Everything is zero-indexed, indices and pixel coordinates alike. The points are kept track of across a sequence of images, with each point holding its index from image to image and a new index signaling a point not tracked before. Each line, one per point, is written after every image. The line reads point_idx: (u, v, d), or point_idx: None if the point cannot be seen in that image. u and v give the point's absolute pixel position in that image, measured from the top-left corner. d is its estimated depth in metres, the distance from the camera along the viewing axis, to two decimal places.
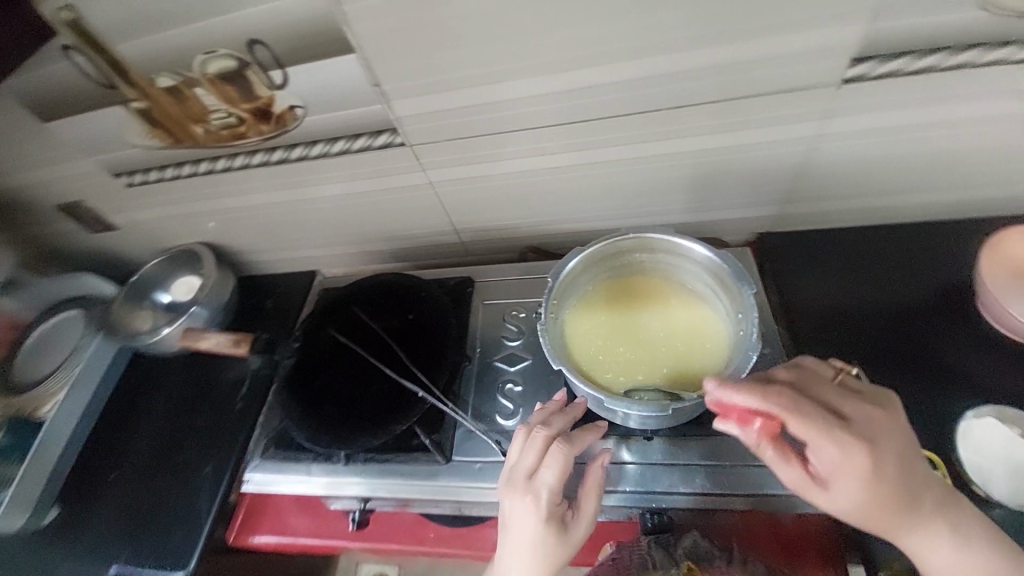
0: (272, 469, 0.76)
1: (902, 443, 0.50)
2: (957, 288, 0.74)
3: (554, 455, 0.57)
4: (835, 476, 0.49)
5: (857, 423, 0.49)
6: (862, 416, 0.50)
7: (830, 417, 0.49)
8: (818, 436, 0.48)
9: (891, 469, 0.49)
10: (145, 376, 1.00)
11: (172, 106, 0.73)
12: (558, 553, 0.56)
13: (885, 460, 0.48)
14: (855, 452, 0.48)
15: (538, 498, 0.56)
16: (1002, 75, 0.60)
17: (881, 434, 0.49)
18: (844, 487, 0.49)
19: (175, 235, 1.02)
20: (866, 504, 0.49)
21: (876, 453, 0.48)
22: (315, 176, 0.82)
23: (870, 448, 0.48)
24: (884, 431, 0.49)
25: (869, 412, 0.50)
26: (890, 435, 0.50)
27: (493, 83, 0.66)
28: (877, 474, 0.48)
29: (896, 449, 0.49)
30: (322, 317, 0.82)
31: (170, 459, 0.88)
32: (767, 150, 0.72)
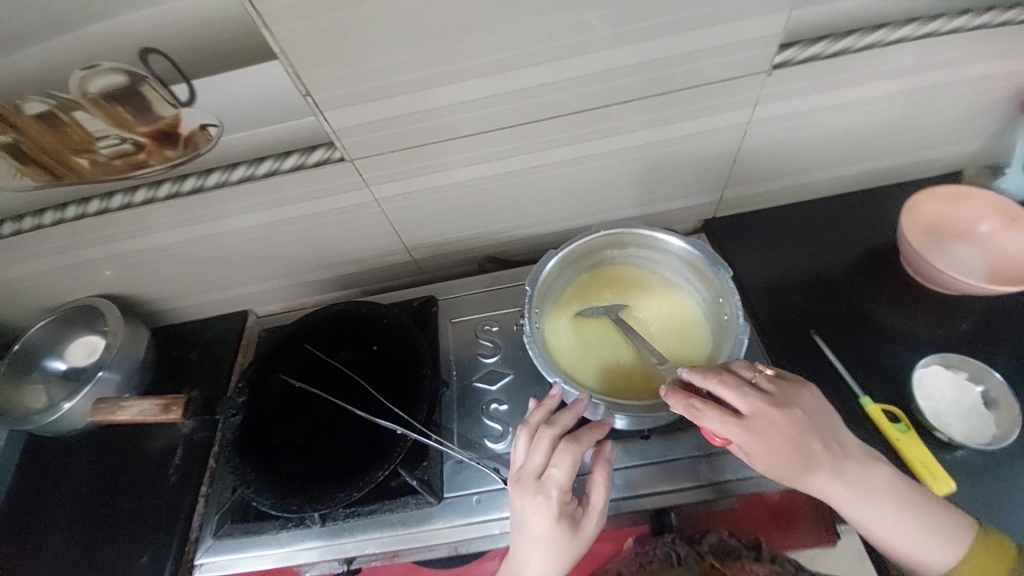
0: (231, 548, 0.65)
1: (803, 434, 0.53)
2: (880, 252, 0.82)
3: (564, 451, 0.53)
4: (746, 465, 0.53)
5: (759, 423, 0.52)
6: (766, 414, 0.52)
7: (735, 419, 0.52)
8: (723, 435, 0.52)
9: (793, 456, 0.52)
10: (38, 464, 0.81)
11: (46, 138, 0.61)
12: (570, 551, 0.53)
13: (785, 450, 0.52)
14: (758, 447, 0.51)
15: (549, 499, 0.52)
16: (901, 54, 0.67)
17: (779, 431, 0.52)
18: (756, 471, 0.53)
19: (65, 289, 0.85)
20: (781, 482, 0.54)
21: (774, 448, 0.51)
22: (240, 205, 0.72)
23: (769, 444, 0.51)
24: (784, 426, 0.52)
25: (775, 413, 0.52)
26: (790, 428, 0.52)
27: (438, 87, 0.61)
28: (779, 462, 0.52)
29: (796, 440, 0.52)
30: (266, 364, 0.72)
31: (88, 560, 0.72)
32: (711, 137, 0.75)
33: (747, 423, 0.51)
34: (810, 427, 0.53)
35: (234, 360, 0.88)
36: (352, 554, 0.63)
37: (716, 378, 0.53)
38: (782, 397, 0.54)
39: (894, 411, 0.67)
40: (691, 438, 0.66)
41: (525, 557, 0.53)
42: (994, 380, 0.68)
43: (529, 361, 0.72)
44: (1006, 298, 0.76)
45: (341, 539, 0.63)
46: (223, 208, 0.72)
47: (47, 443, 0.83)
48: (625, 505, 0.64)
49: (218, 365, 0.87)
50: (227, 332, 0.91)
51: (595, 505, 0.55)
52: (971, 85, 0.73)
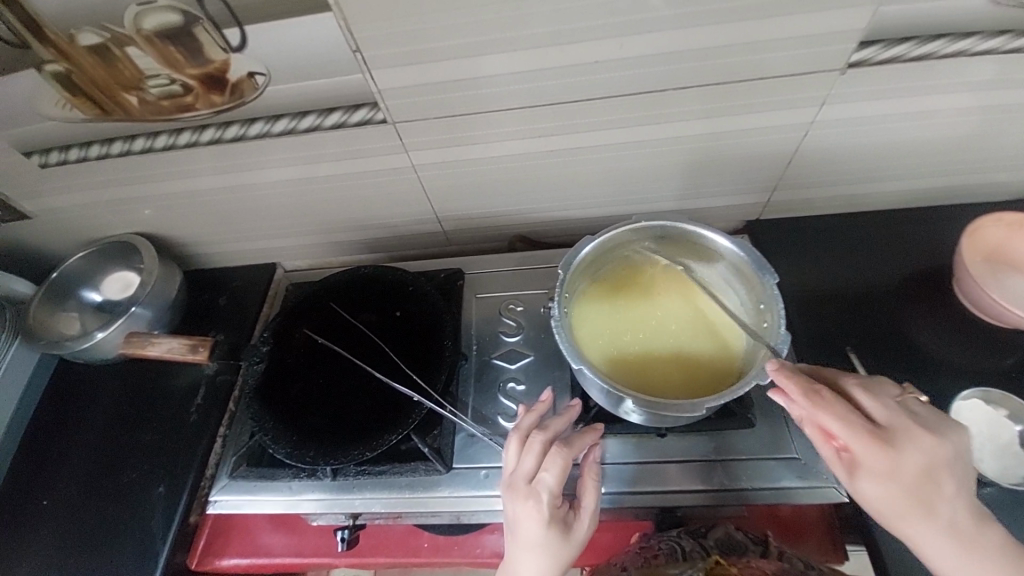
0: (245, 489, 0.68)
1: (928, 468, 0.48)
2: (929, 274, 0.78)
3: (554, 456, 0.54)
4: (863, 471, 0.49)
5: (894, 438, 0.49)
6: (904, 430, 0.50)
7: (867, 424, 0.50)
8: (852, 439, 0.49)
9: (925, 483, 0.48)
10: (73, 386, 0.86)
11: (97, 70, 0.61)
12: (562, 554, 0.54)
13: (913, 471, 0.48)
14: (888, 459, 0.48)
15: (541, 502, 0.53)
16: (987, 66, 0.62)
17: (916, 451, 0.49)
18: (869, 487, 0.50)
19: (105, 224, 0.87)
20: (902, 498, 0.48)
21: (904, 466, 0.48)
22: (279, 157, 0.72)
23: (900, 461, 0.48)
24: (923, 451, 0.49)
25: (910, 431, 0.49)
26: (928, 462, 0.48)
27: (489, 55, 0.59)
28: (904, 486, 0.48)
29: (925, 470, 0.48)
30: (292, 319, 0.73)
31: (112, 482, 0.76)
32: (766, 135, 0.71)
33: (881, 433, 0.49)
34: (948, 466, 0.49)
35: (259, 311, 0.90)
36: (358, 511, 0.64)
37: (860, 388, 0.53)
38: (926, 424, 0.51)
39: None
40: (706, 441, 0.65)
41: (517, 558, 0.53)
42: None
43: (551, 345, 0.72)
44: None
45: (349, 495, 0.65)
46: (262, 159, 0.72)
47: (83, 368, 0.87)
48: (631, 499, 0.64)
49: (245, 313, 0.89)
50: (256, 282, 0.93)
51: (586, 508, 0.57)
52: None
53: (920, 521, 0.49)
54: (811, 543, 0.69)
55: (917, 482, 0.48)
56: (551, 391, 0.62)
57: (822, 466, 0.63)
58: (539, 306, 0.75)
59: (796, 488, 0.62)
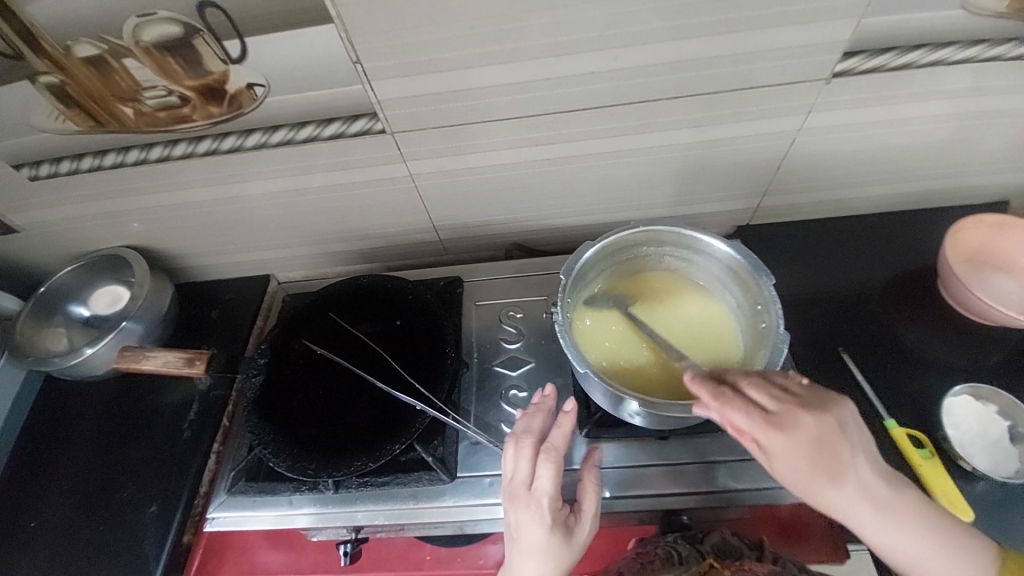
0: (244, 505, 0.66)
1: (825, 448, 0.48)
2: (914, 275, 0.81)
3: (547, 461, 0.55)
4: (771, 465, 0.50)
5: (785, 423, 0.49)
6: (795, 411, 0.49)
7: (759, 410, 0.49)
8: (746, 431, 0.49)
9: (824, 464, 0.48)
10: (60, 404, 0.83)
11: (93, 82, 0.60)
12: (567, 558, 0.54)
13: (813, 458, 0.48)
14: (783, 443, 0.48)
15: (540, 507, 0.54)
16: (962, 75, 0.65)
17: (808, 431, 0.48)
18: (775, 472, 0.50)
19: (95, 237, 0.86)
20: (808, 485, 0.49)
21: (801, 449, 0.48)
22: (276, 168, 0.72)
23: (797, 444, 0.48)
24: (815, 431, 0.48)
25: (801, 417, 0.49)
26: (822, 442, 0.48)
27: (488, 65, 0.60)
28: (807, 469, 0.48)
29: (822, 453, 0.48)
30: (289, 329, 0.72)
31: (102, 503, 0.74)
32: (755, 142, 0.73)
33: (772, 418, 0.49)
34: (846, 441, 0.49)
35: (253, 323, 0.89)
36: (361, 524, 0.63)
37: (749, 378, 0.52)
38: (816, 404, 0.50)
39: (918, 435, 0.66)
40: (709, 442, 0.66)
41: (520, 565, 0.54)
42: None
43: (552, 351, 0.72)
44: None
45: (353, 507, 0.64)
46: (259, 170, 0.72)
47: (70, 385, 0.85)
48: (637, 502, 0.64)
49: (239, 326, 0.88)
50: (250, 294, 0.92)
51: (586, 511, 0.57)
52: None
53: (828, 498, 0.49)
54: (811, 545, 0.69)
55: (817, 467, 0.48)
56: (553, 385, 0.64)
57: None
58: (538, 312, 0.75)
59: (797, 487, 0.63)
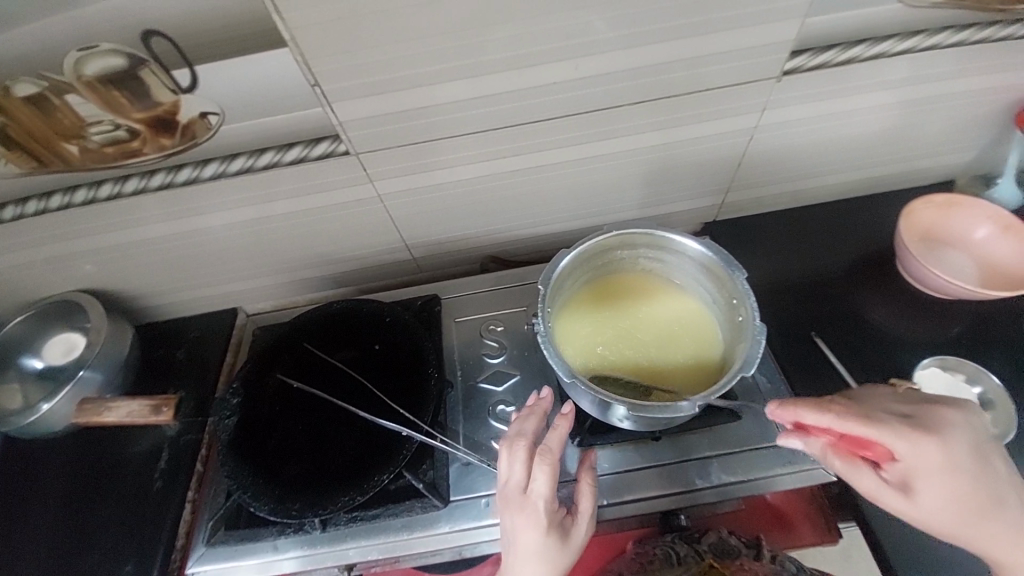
0: (225, 556, 0.62)
1: (973, 444, 0.51)
2: (875, 257, 0.84)
3: (542, 462, 0.54)
4: (923, 476, 0.50)
5: (931, 429, 0.51)
6: (932, 417, 0.52)
7: (903, 421, 0.51)
8: (903, 443, 0.50)
9: (973, 466, 0.51)
10: (12, 466, 0.77)
11: (33, 121, 0.57)
12: (563, 561, 0.53)
13: (963, 457, 0.50)
14: (936, 451, 0.50)
15: (535, 509, 0.53)
16: (900, 66, 0.69)
17: (951, 433, 0.51)
18: (931, 485, 0.50)
19: (43, 284, 0.81)
20: (965, 489, 0.50)
21: (952, 453, 0.50)
22: (237, 198, 0.69)
23: (948, 449, 0.50)
24: (958, 431, 0.51)
25: (939, 418, 0.52)
26: (964, 440, 0.51)
27: (449, 81, 0.60)
28: (956, 473, 0.50)
29: (970, 452, 0.51)
30: (263, 364, 0.69)
31: (67, 570, 0.68)
32: (715, 141, 0.75)
33: (919, 426, 0.51)
34: (983, 441, 0.52)
35: (223, 360, 0.84)
36: (353, 561, 0.60)
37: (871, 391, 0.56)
38: (948, 406, 0.54)
39: None
40: (699, 438, 0.66)
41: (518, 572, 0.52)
42: (991, 382, 0.70)
43: (536, 361, 0.71)
44: (992, 303, 0.79)
45: (343, 545, 0.61)
46: (218, 201, 0.70)
47: (23, 444, 0.79)
48: (634, 507, 0.63)
49: (208, 364, 0.84)
50: (218, 330, 0.88)
51: (583, 512, 0.56)
52: (963, 98, 0.75)
53: (973, 503, 0.51)
54: (805, 536, 0.70)
55: (971, 465, 0.51)
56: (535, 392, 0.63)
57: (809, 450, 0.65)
58: (519, 324, 0.75)
59: (789, 474, 0.63)
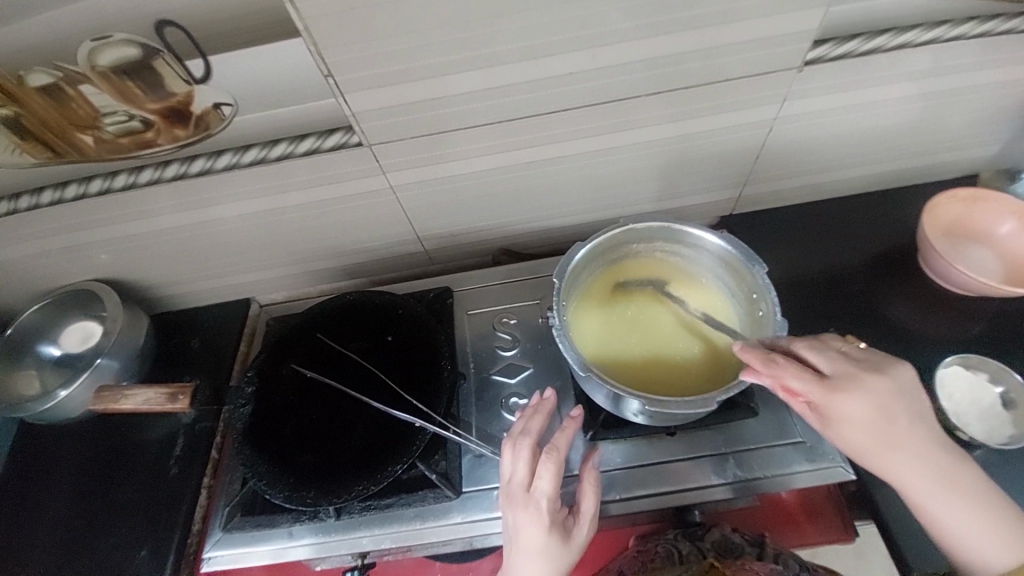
0: (241, 542, 0.63)
1: (886, 401, 0.51)
2: (895, 252, 0.83)
3: (547, 461, 0.55)
4: (826, 424, 0.52)
5: (846, 382, 0.51)
6: (849, 372, 0.52)
7: (818, 373, 0.52)
8: (805, 392, 0.52)
9: (883, 422, 0.51)
10: (34, 451, 0.79)
11: (48, 110, 0.57)
12: (564, 560, 0.53)
13: (868, 410, 0.51)
14: (840, 403, 0.51)
15: (539, 508, 0.53)
16: (927, 56, 0.66)
17: (868, 390, 0.51)
18: (833, 432, 0.52)
19: (60, 273, 0.82)
20: (868, 442, 0.51)
21: (856, 405, 0.51)
22: (250, 189, 0.69)
23: (852, 401, 0.51)
24: (876, 389, 0.51)
25: (856, 374, 0.52)
26: (877, 396, 0.51)
27: (464, 72, 0.59)
28: (870, 426, 0.51)
29: (879, 407, 0.51)
30: (277, 355, 0.69)
31: (87, 551, 0.70)
32: (733, 133, 0.74)
33: (834, 379, 0.52)
34: (902, 401, 0.52)
35: (237, 349, 0.85)
36: (367, 549, 0.61)
37: (806, 343, 0.55)
38: (875, 366, 0.53)
39: None
40: (713, 434, 0.66)
41: (519, 569, 0.53)
42: (1013, 381, 0.69)
43: (549, 354, 0.71)
44: (1014, 301, 0.77)
45: (357, 533, 0.62)
46: (231, 192, 0.70)
47: (43, 430, 0.80)
48: (646, 502, 0.63)
49: (222, 353, 0.85)
50: (232, 320, 0.89)
51: (586, 513, 0.56)
52: (992, 89, 0.73)
53: (883, 458, 0.51)
54: (814, 536, 0.70)
55: (877, 420, 0.51)
56: (541, 392, 0.63)
57: (827, 448, 0.64)
58: (531, 316, 0.75)
59: (803, 472, 0.63)
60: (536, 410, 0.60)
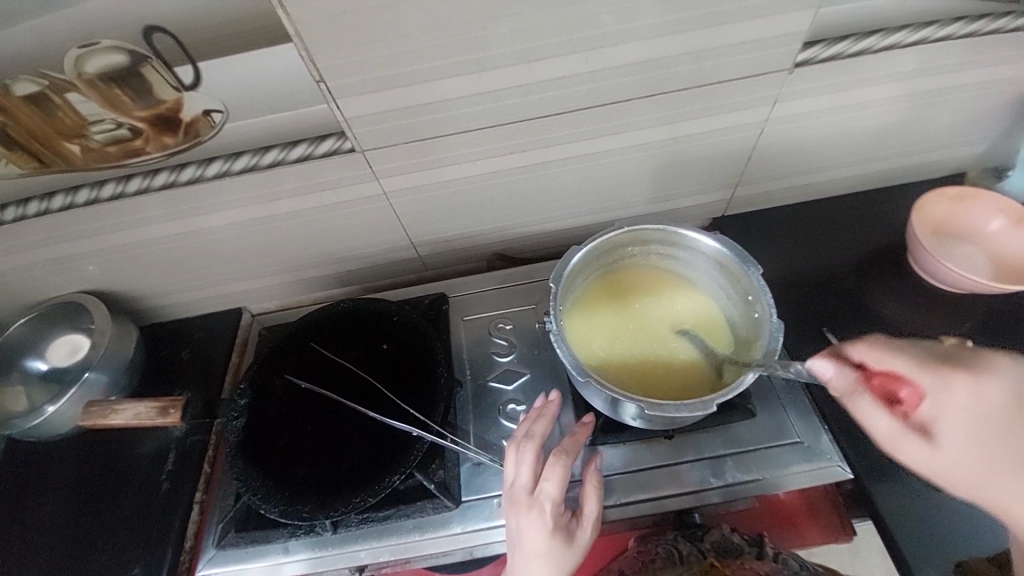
0: (236, 558, 0.62)
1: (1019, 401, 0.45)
2: (886, 251, 0.83)
3: (554, 465, 0.54)
4: (947, 424, 0.45)
5: (971, 371, 0.46)
6: (975, 365, 0.47)
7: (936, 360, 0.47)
8: (922, 378, 0.46)
9: (1017, 423, 0.44)
10: (18, 469, 0.76)
11: (34, 120, 0.56)
12: (565, 564, 0.53)
13: (1001, 408, 0.44)
14: (969, 394, 0.45)
15: (543, 512, 0.53)
16: (914, 56, 0.67)
17: (1001, 384, 0.46)
18: (959, 433, 0.44)
19: (45, 285, 0.80)
20: (997, 445, 0.44)
21: (986, 399, 0.45)
22: (241, 196, 0.68)
23: (982, 394, 0.45)
24: (1009, 383, 0.45)
25: (983, 365, 0.47)
26: (1015, 394, 0.45)
27: (456, 77, 0.59)
28: (997, 419, 0.44)
29: (1011, 405, 0.45)
30: (270, 365, 0.68)
31: (75, 572, 0.68)
32: (725, 135, 0.74)
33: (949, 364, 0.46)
34: None
35: (229, 360, 0.84)
36: (365, 563, 0.60)
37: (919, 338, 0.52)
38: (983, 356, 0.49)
39: None
40: (713, 436, 0.65)
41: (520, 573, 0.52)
42: None
43: (546, 359, 0.71)
44: (1006, 297, 0.78)
45: (354, 546, 0.60)
46: (223, 200, 0.69)
47: (27, 446, 0.78)
48: (647, 506, 0.63)
49: (213, 365, 0.83)
50: (223, 330, 0.87)
51: (588, 516, 0.56)
52: (978, 89, 0.74)
53: (1015, 467, 0.43)
54: (814, 535, 0.70)
55: (1009, 421, 0.44)
56: (542, 396, 0.63)
57: (825, 447, 0.64)
58: (527, 321, 0.74)
59: (804, 472, 0.63)
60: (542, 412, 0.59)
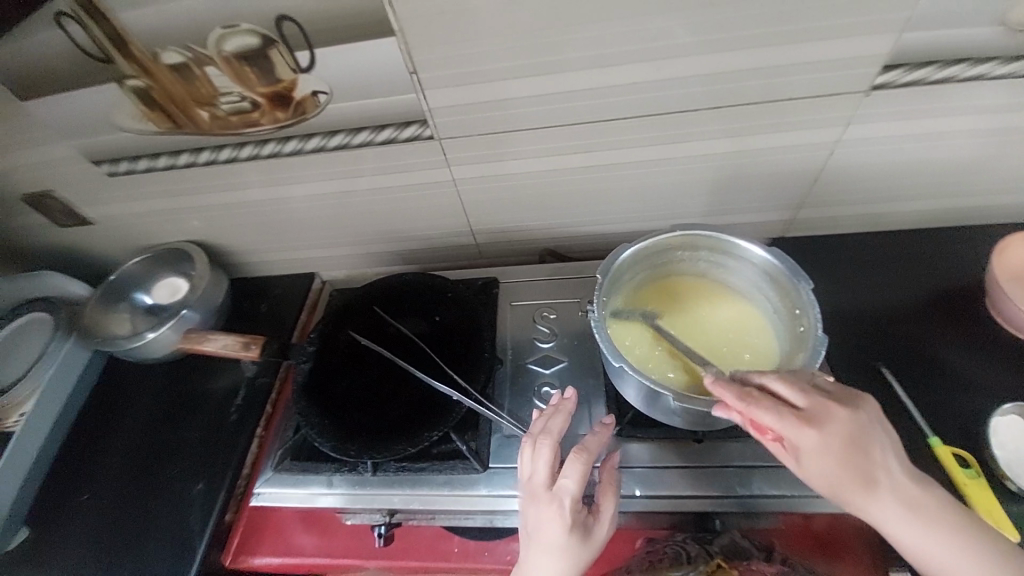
0: (285, 483, 0.69)
1: (859, 435, 0.49)
2: (958, 293, 0.79)
3: (573, 461, 0.56)
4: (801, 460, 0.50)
5: (817, 416, 0.49)
6: (824, 411, 0.50)
7: (792, 410, 0.50)
8: (776, 427, 0.49)
9: (858, 455, 0.49)
10: (118, 387, 0.89)
11: (174, 86, 0.67)
12: (583, 557, 0.55)
13: (851, 447, 0.49)
14: (817, 439, 0.48)
15: (563, 507, 0.55)
16: (1007, 88, 0.65)
17: (842, 424, 0.49)
18: (800, 471, 0.50)
19: (159, 231, 0.93)
20: (840, 479, 0.49)
21: (833, 442, 0.48)
22: (331, 170, 0.77)
23: (830, 439, 0.48)
24: (849, 423, 0.49)
25: (832, 405, 0.50)
26: (854, 430, 0.49)
27: (533, 77, 0.64)
28: (840, 461, 0.48)
29: (852, 446, 0.49)
30: (339, 319, 0.76)
31: (152, 479, 0.78)
32: (791, 153, 0.74)
33: (806, 415, 0.49)
34: (869, 435, 0.50)
35: (297, 318, 0.94)
36: (398, 507, 0.65)
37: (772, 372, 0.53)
38: (843, 399, 0.51)
39: (964, 455, 0.64)
40: (743, 448, 0.65)
41: (536, 562, 0.54)
42: None
43: (585, 351, 0.74)
44: None
45: (390, 490, 0.66)
46: (315, 171, 0.78)
47: (128, 367, 0.91)
48: (671, 503, 0.64)
49: (285, 319, 0.93)
50: (296, 290, 0.98)
51: (605, 513, 0.58)
52: None
53: (862, 490, 0.49)
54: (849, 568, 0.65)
55: (854, 456, 0.49)
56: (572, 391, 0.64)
57: None
58: (569, 311, 0.77)
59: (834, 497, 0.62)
60: (561, 407, 0.61)
